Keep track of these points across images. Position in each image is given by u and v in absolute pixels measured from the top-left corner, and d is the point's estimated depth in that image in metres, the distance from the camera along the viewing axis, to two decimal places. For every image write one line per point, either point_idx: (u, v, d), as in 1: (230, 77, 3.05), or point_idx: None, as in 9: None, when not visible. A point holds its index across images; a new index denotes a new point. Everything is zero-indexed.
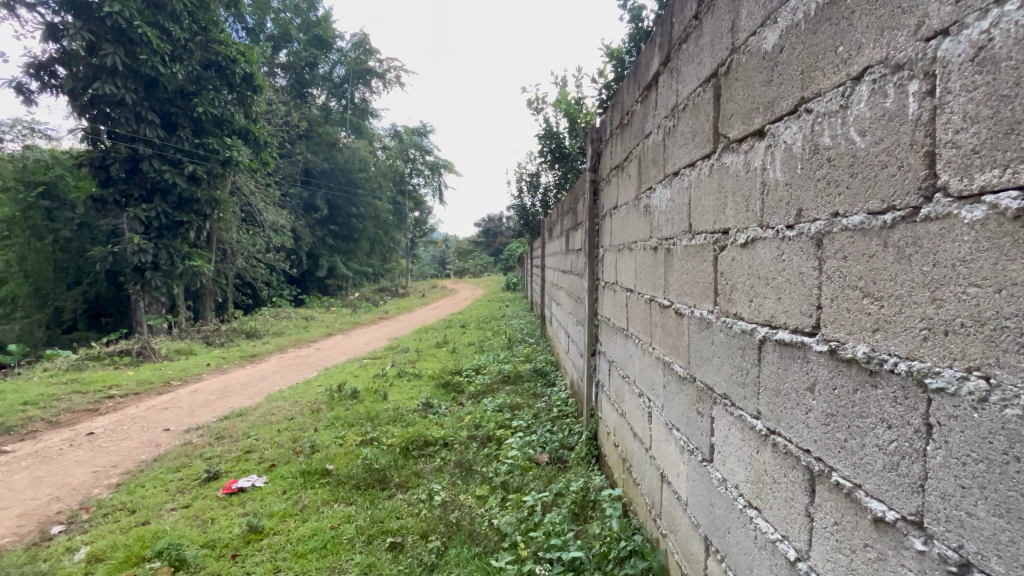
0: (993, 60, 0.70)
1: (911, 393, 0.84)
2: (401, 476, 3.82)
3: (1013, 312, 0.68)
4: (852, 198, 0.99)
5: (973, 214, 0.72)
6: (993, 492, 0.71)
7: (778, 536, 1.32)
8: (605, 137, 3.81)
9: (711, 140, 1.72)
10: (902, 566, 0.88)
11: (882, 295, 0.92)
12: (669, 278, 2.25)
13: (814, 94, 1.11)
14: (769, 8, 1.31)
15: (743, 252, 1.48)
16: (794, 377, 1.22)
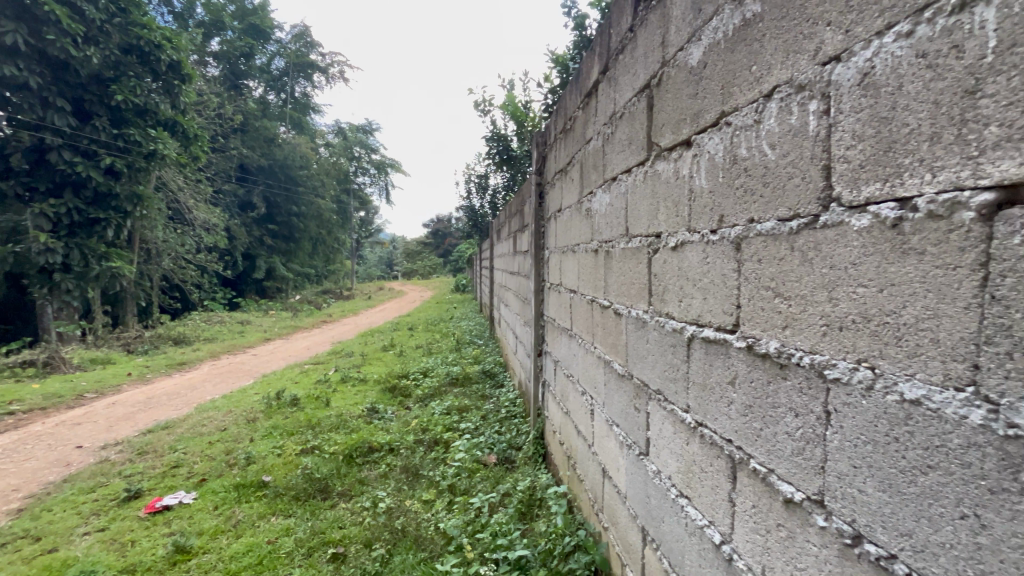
0: (875, 86, 0.78)
1: (814, 383, 0.93)
2: (343, 484, 3.71)
3: (890, 309, 0.76)
4: (764, 205, 1.08)
5: (861, 222, 0.81)
6: (878, 470, 0.79)
7: (705, 522, 1.40)
8: (550, 141, 3.89)
9: (646, 148, 1.80)
10: (807, 542, 0.97)
11: (789, 294, 1.00)
12: (608, 280, 2.33)
13: (732, 108, 1.20)
14: (694, 25, 1.39)
15: (673, 254, 1.57)
16: (717, 372, 1.31)
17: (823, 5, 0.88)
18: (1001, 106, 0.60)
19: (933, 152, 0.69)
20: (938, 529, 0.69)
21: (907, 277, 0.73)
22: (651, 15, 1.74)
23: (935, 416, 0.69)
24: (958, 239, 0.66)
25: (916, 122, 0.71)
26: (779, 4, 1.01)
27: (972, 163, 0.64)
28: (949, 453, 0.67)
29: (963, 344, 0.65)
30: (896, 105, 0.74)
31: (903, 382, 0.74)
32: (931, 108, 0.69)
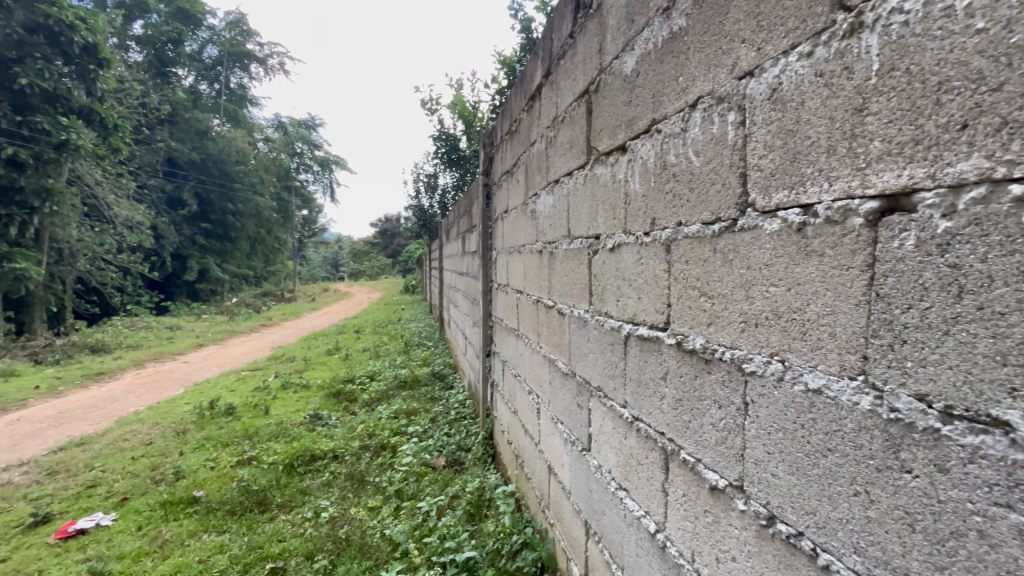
0: (782, 100, 0.84)
1: (734, 376, 1.00)
2: (283, 495, 3.55)
3: (795, 307, 0.83)
4: (690, 210, 1.14)
5: (771, 226, 0.88)
6: (787, 454, 0.86)
7: (641, 512, 1.46)
8: (497, 143, 3.91)
9: (586, 152, 1.85)
10: (730, 526, 1.03)
11: (712, 293, 1.07)
12: (552, 280, 2.37)
13: (662, 116, 1.26)
14: (628, 35, 1.44)
15: (611, 255, 1.62)
16: (651, 368, 1.37)
17: (738, 24, 0.95)
18: (881, 123, 0.67)
19: (830, 163, 0.76)
20: (836, 506, 0.75)
21: (810, 277, 0.80)
22: (590, 22, 1.78)
23: (834, 404, 0.76)
24: (850, 242, 0.72)
25: (816, 135, 0.78)
26: (701, 20, 1.07)
27: (861, 174, 0.70)
28: (844, 437, 0.74)
29: (855, 337, 0.72)
30: (800, 119, 0.81)
31: (808, 373, 0.81)
32: (828, 123, 0.75)
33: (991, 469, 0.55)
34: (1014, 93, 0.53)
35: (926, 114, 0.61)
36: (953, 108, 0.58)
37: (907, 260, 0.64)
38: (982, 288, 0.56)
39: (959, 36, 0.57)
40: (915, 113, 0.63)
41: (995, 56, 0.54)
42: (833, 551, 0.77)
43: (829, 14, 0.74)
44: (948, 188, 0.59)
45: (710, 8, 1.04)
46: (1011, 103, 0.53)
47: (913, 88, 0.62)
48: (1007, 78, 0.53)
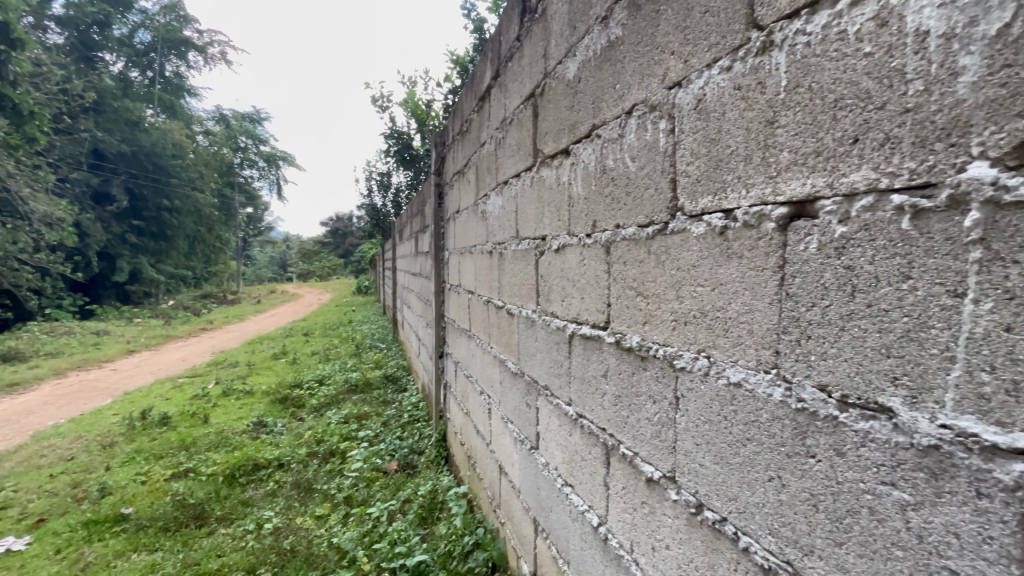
0: (705, 110, 0.89)
1: (666, 372, 1.04)
2: (223, 508, 3.37)
3: (718, 306, 0.88)
4: (626, 212, 1.19)
5: (697, 229, 0.93)
6: (712, 444, 0.91)
7: (585, 507, 1.50)
8: (448, 143, 3.89)
9: (532, 154, 1.87)
10: (664, 515, 1.08)
11: (647, 293, 1.11)
12: (502, 281, 2.38)
13: (601, 122, 1.30)
14: (570, 41, 1.48)
15: (556, 256, 1.66)
16: (593, 366, 1.40)
17: (667, 36, 0.99)
18: (790, 135, 0.72)
19: (747, 170, 0.81)
20: (754, 491, 0.81)
21: (731, 277, 0.85)
22: (535, 27, 1.81)
23: (751, 396, 0.81)
24: (764, 245, 0.78)
25: (735, 145, 0.83)
26: (636, 31, 1.11)
27: (772, 182, 0.76)
28: (761, 426, 0.79)
29: (768, 333, 0.77)
30: (721, 129, 0.86)
31: (729, 368, 0.86)
32: (745, 134, 0.81)
33: (876, 453, 0.61)
34: (893, 112, 0.58)
35: (825, 128, 0.66)
36: (847, 124, 0.63)
37: (812, 262, 0.69)
38: (870, 287, 0.61)
39: (850, 59, 0.63)
40: (815, 128, 0.68)
41: (879, 78, 0.59)
42: (751, 534, 0.82)
43: (744, 32, 0.79)
44: (843, 197, 0.65)
45: (643, 20, 1.08)
46: (891, 121, 0.58)
47: (815, 104, 0.68)
48: (887, 99, 0.58)
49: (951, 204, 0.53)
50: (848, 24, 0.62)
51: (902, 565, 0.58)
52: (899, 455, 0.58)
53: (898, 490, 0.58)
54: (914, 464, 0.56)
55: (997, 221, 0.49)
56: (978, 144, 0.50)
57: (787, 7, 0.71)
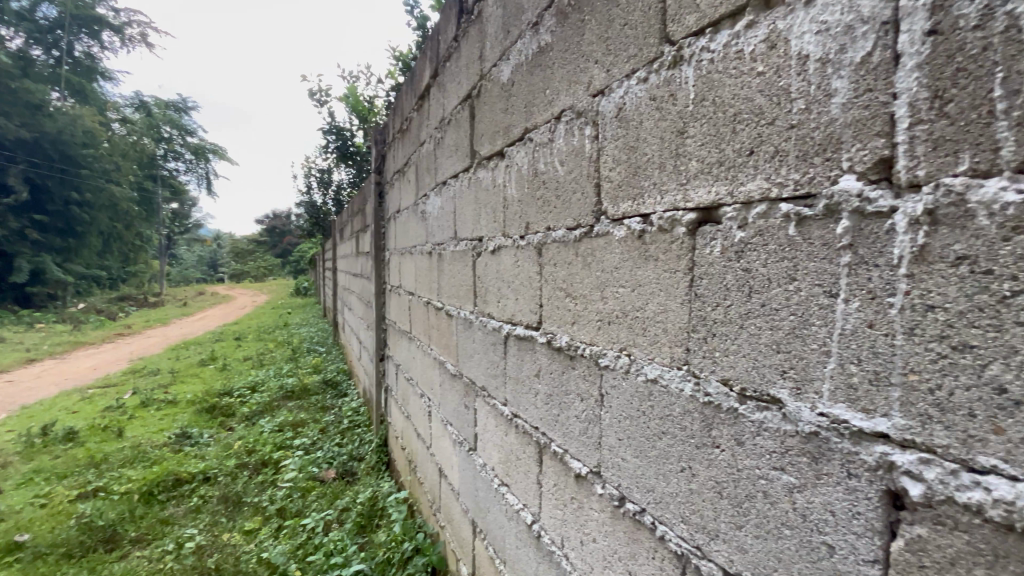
0: (625, 119, 0.93)
1: (592, 370, 1.08)
2: (139, 528, 3.11)
3: (637, 306, 0.92)
4: (556, 215, 1.21)
5: (619, 233, 0.97)
6: (632, 439, 0.95)
7: (520, 506, 1.52)
8: (389, 140, 3.80)
9: (470, 155, 1.87)
10: (591, 509, 1.11)
11: (575, 293, 1.14)
12: (441, 282, 2.36)
13: (533, 126, 1.32)
14: (504, 44, 1.49)
15: (492, 258, 1.67)
16: (527, 365, 1.43)
17: (591, 46, 1.03)
18: (697, 145, 0.77)
19: (662, 177, 0.85)
20: (669, 482, 0.85)
21: (648, 279, 0.89)
22: (472, 28, 1.81)
23: (665, 391, 0.85)
24: (676, 249, 0.82)
25: (650, 152, 0.87)
26: (563, 38, 1.14)
27: (682, 189, 0.80)
28: (674, 419, 0.83)
29: (680, 333, 0.82)
30: (639, 137, 0.90)
31: (647, 365, 0.90)
32: (659, 143, 0.85)
33: (769, 441, 0.66)
34: (780, 127, 0.63)
35: (726, 140, 0.71)
36: (744, 137, 0.68)
37: (716, 264, 0.74)
38: (763, 288, 0.66)
39: (746, 77, 0.68)
40: (717, 139, 0.73)
41: (770, 96, 0.64)
42: (666, 522, 0.86)
43: (658, 46, 0.84)
44: (741, 205, 0.69)
45: (570, 29, 1.10)
46: (779, 136, 0.63)
47: (717, 117, 0.73)
48: (775, 115, 0.64)
49: (827, 212, 0.58)
50: (744, 44, 0.67)
51: (789, 542, 0.64)
52: (787, 441, 0.63)
53: (786, 474, 0.63)
54: (799, 450, 0.62)
55: (863, 228, 0.54)
56: (848, 160, 0.56)
57: (694, 25, 0.76)
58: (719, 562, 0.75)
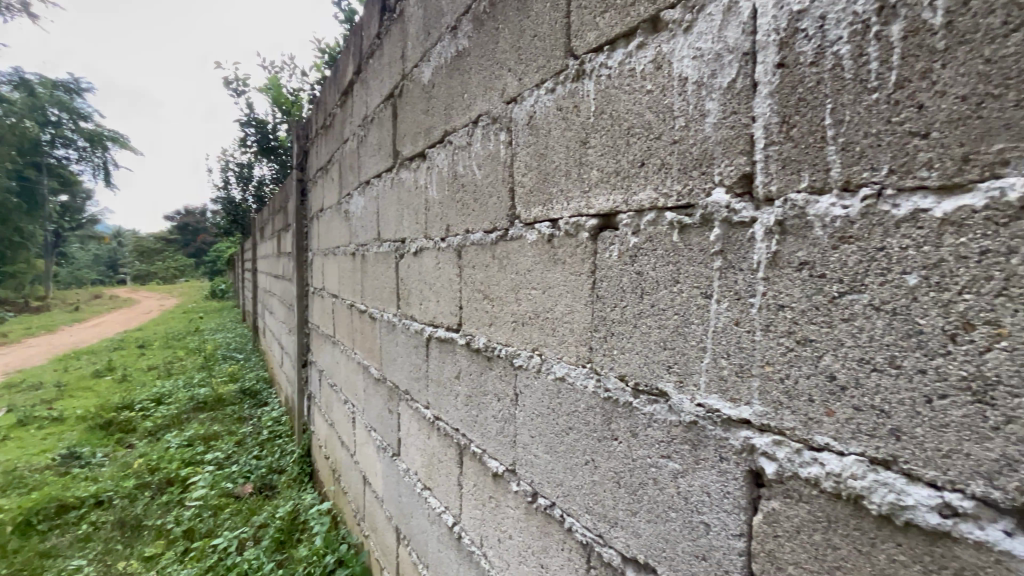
0: (536, 127, 0.97)
1: (508, 371, 1.11)
2: (13, 564, 2.73)
3: (548, 307, 0.96)
4: (474, 218, 1.23)
5: (530, 237, 1.00)
6: (544, 436, 0.98)
7: (442, 508, 1.51)
8: (312, 136, 3.63)
9: (392, 155, 1.84)
10: (507, 508, 1.14)
11: (492, 295, 1.16)
12: (364, 284, 2.30)
13: (452, 129, 1.33)
14: (425, 46, 1.49)
15: (414, 259, 1.65)
16: (448, 368, 1.42)
17: (505, 54, 1.05)
18: (597, 155, 0.81)
19: (567, 185, 0.89)
20: (574, 475, 0.89)
21: (557, 282, 0.93)
22: (394, 27, 1.79)
23: (572, 388, 0.89)
24: (580, 253, 0.86)
25: (558, 160, 0.91)
26: (480, 44, 1.16)
27: (585, 196, 0.84)
28: (579, 416, 0.87)
29: (584, 333, 0.86)
30: (548, 145, 0.94)
31: (556, 364, 0.94)
32: (565, 151, 0.89)
33: (657, 431, 0.71)
34: (666, 142, 0.68)
35: (622, 151, 0.76)
36: (636, 149, 0.73)
37: (614, 268, 0.79)
38: (653, 290, 0.71)
39: (637, 94, 0.73)
40: (615, 150, 0.78)
41: (658, 114, 0.69)
42: (573, 514, 0.90)
43: (563, 59, 0.88)
44: (634, 213, 0.74)
45: (485, 35, 1.13)
46: (664, 150, 0.69)
47: (615, 129, 0.77)
48: (661, 131, 0.69)
49: (702, 220, 0.63)
50: (636, 63, 0.72)
51: (674, 524, 0.69)
52: (672, 431, 0.68)
53: (672, 461, 0.69)
54: (680, 438, 0.67)
55: (731, 237, 0.60)
56: (718, 175, 0.62)
57: (593, 41, 0.80)
58: (618, 548, 0.80)
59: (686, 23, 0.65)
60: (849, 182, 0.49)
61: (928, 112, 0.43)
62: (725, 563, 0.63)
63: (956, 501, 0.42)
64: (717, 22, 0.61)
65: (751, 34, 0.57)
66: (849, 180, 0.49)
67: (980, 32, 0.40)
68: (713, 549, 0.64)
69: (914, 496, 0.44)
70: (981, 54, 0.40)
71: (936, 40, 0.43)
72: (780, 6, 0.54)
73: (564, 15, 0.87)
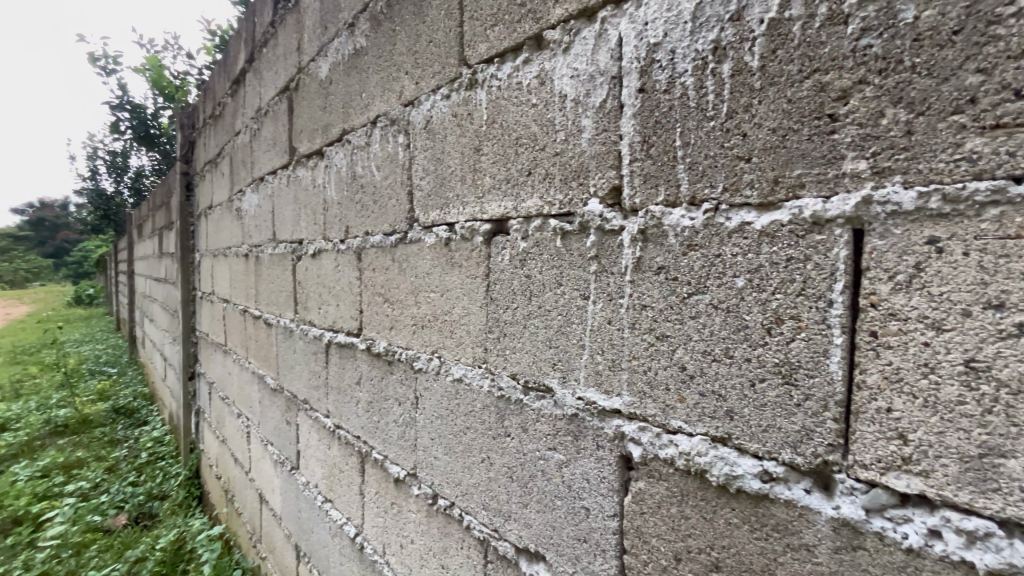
0: (432, 131, 0.98)
1: (408, 374, 1.10)
2: None
3: (446, 310, 0.97)
4: (374, 219, 1.20)
5: (428, 239, 1.01)
6: (443, 437, 0.99)
7: (344, 521, 1.46)
8: (199, 126, 3.32)
9: (288, 151, 1.74)
10: (409, 513, 1.13)
11: (391, 299, 1.15)
12: (258, 287, 2.15)
13: (350, 128, 1.29)
14: (321, 40, 1.43)
15: (313, 261, 1.57)
16: (348, 374, 1.38)
17: (402, 57, 1.05)
18: (490, 163, 0.84)
19: (463, 190, 0.91)
20: (472, 473, 0.91)
21: (455, 286, 0.94)
22: (288, 17, 1.69)
23: (468, 389, 0.91)
24: (475, 257, 0.89)
25: (453, 165, 0.93)
26: (377, 45, 1.14)
27: (480, 202, 0.87)
28: (475, 415, 0.90)
29: (479, 335, 0.89)
30: (445, 149, 0.95)
31: (454, 365, 0.95)
32: (460, 156, 0.91)
33: (544, 426, 0.75)
34: (549, 153, 0.73)
35: (512, 161, 0.80)
36: (524, 159, 0.77)
37: (505, 271, 0.82)
38: (540, 293, 0.76)
39: (524, 106, 0.77)
40: (505, 159, 0.81)
41: (541, 127, 0.74)
42: (471, 512, 0.92)
43: (457, 67, 0.90)
44: (523, 219, 0.78)
45: (382, 36, 1.12)
46: (547, 161, 0.73)
47: (505, 139, 0.81)
48: (545, 143, 0.73)
49: (580, 227, 0.68)
50: (522, 77, 0.76)
51: (560, 511, 0.74)
52: (557, 424, 0.73)
53: (556, 452, 0.74)
54: (564, 430, 0.72)
55: (604, 243, 0.65)
56: (593, 187, 0.67)
57: (484, 53, 0.83)
58: (511, 540, 0.84)
59: (565, 44, 0.69)
60: (694, 197, 0.56)
61: (750, 140, 0.51)
62: (602, 543, 0.68)
63: (772, 467, 0.50)
64: (590, 46, 0.66)
65: (617, 60, 0.63)
66: (694, 196, 0.56)
67: (784, 76, 0.48)
68: (592, 530, 0.69)
69: (743, 467, 0.52)
70: (785, 95, 0.49)
71: (753, 80, 0.51)
72: (640, 38, 0.60)
73: (457, 24, 0.89)
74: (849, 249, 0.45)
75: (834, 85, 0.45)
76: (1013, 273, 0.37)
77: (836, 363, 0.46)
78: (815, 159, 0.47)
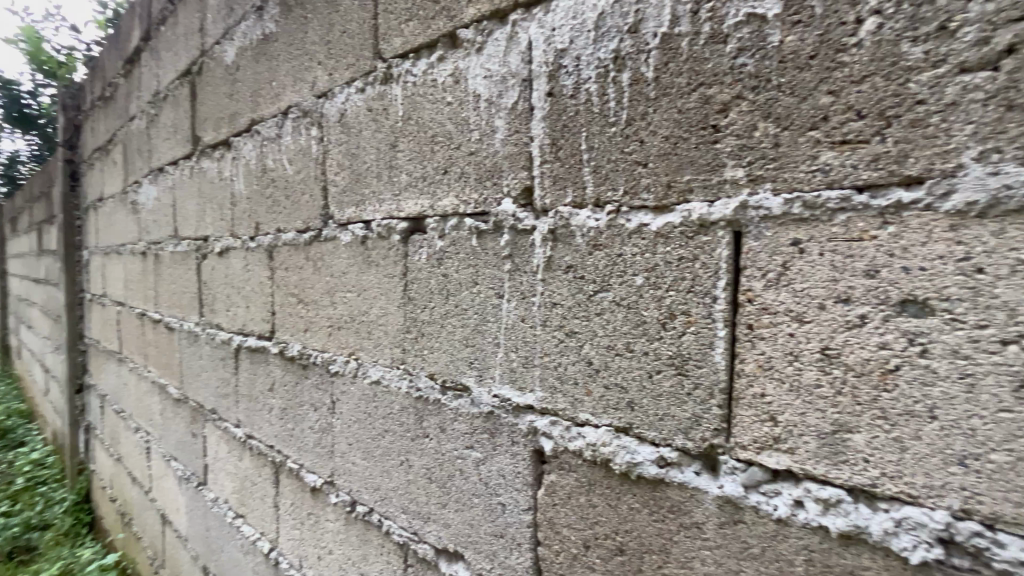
0: (347, 126, 0.94)
1: (324, 379, 1.05)
2: None
3: (363, 311, 0.94)
4: (286, 217, 1.14)
5: (344, 237, 0.97)
6: (361, 442, 0.96)
7: (256, 536, 1.37)
8: (85, 109, 2.96)
9: (191, 141, 1.60)
10: (326, 522, 1.08)
11: (306, 300, 1.10)
12: (157, 288, 1.96)
13: (259, 118, 1.21)
14: (227, 22, 1.33)
15: (219, 260, 1.46)
16: (260, 380, 1.29)
17: (314, 47, 1.01)
18: (406, 160, 0.83)
19: (379, 187, 0.89)
20: (391, 477, 0.89)
21: (372, 286, 0.92)
22: None
23: (386, 391, 0.89)
24: (393, 255, 0.87)
25: (369, 161, 0.90)
26: (287, 32, 1.08)
27: (396, 199, 0.85)
28: (393, 417, 0.88)
29: (397, 336, 0.87)
30: (360, 144, 0.92)
31: (371, 367, 0.93)
32: (376, 152, 0.88)
33: (461, 424, 0.75)
34: (464, 152, 0.73)
35: (428, 159, 0.79)
36: (440, 157, 0.77)
37: (422, 271, 0.81)
38: (457, 291, 0.75)
39: (439, 104, 0.76)
40: (421, 157, 0.80)
41: (456, 126, 0.74)
42: (390, 517, 0.90)
43: (372, 61, 0.87)
44: (439, 218, 0.78)
45: (293, 23, 1.06)
46: (462, 160, 0.73)
47: (421, 136, 0.80)
48: (460, 141, 0.73)
49: (494, 227, 0.69)
50: (437, 74, 0.76)
51: (477, 509, 0.74)
52: (474, 423, 0.73)
53: (474, 450, 0.74)
54: (481, 428, 0.73)
55: (518, 242, 0.66)
56: (506, 188, 0.68)
57: (399, 47, 0.82)
58: (430, 542, 0.83)
59: (478, 44, 0.70)
60: (598, 199, 0.59)
61: (646, 146, 0.54)
62: (517, 536, 0.69)
63: (666, 453, 0.54)
64: (502, 47, 0.67)
65: (527, 63, 0.64)
66: (598, 198, 0.59)
67: (674, 87, 0.52)
68: (508, 525, 0.70)
69: (642, 453, 0.56)
70: (675, 105, 0.52)
71: (649, 90, 0.54)
72: (548, 43, 0.62)
73: (372, 16, 0.87)
74: (729, 249, 0.49)
75: (716, 99, 0.49)
76: (858, 272, 0.43)
77: (719, 354, 0.50)
78: (701, 166, 0.51)
